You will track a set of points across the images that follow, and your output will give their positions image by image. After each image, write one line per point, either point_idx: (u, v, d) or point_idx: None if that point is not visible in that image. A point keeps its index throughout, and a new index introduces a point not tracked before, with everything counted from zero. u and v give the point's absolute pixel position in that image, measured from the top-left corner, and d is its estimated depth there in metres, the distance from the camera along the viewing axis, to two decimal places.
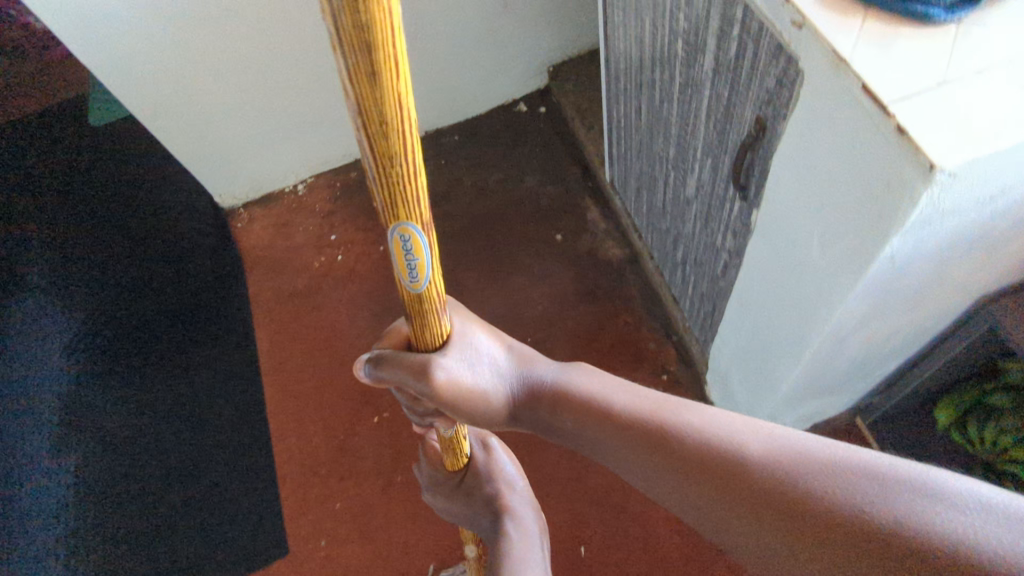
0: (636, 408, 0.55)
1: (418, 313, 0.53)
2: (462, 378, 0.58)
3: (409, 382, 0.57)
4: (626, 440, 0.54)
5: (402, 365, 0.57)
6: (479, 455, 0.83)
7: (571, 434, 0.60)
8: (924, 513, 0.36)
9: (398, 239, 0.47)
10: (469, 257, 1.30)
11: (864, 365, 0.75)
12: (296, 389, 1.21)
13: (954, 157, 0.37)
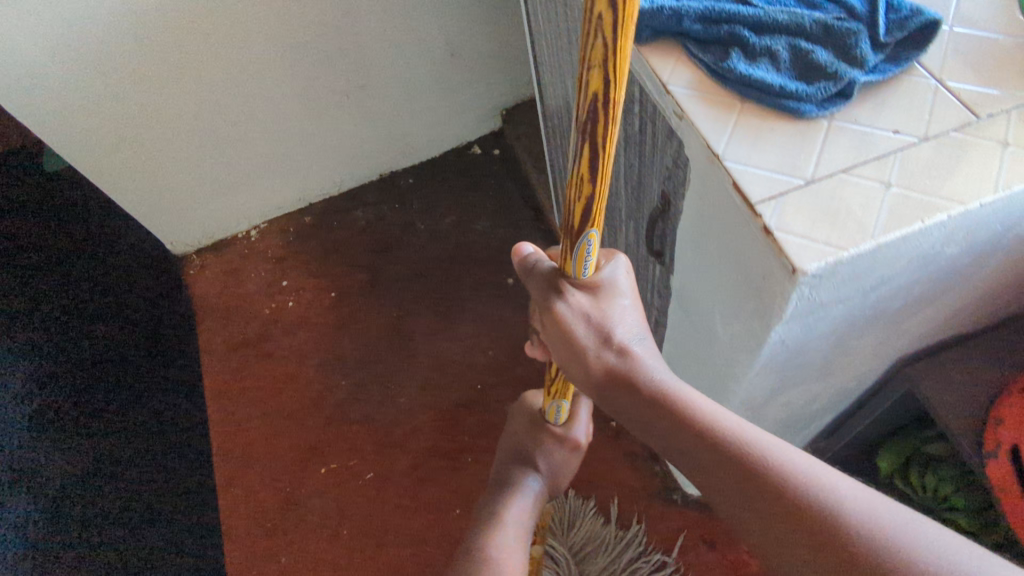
0: (770, 447, 0.45)
1: (568, 248, 0.49)
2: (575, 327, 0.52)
3: (538, 300, 0.55)
4: (749, 477, 0.45)
5: (547, 275, 0.53)
6: (562, 446, 0.79)
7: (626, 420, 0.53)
8: None
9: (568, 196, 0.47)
10: (421, 303, 1.29)
11: (792, 421, 0.76)
12: (243, 441, 1.19)
13: (814, 259, 0.37)
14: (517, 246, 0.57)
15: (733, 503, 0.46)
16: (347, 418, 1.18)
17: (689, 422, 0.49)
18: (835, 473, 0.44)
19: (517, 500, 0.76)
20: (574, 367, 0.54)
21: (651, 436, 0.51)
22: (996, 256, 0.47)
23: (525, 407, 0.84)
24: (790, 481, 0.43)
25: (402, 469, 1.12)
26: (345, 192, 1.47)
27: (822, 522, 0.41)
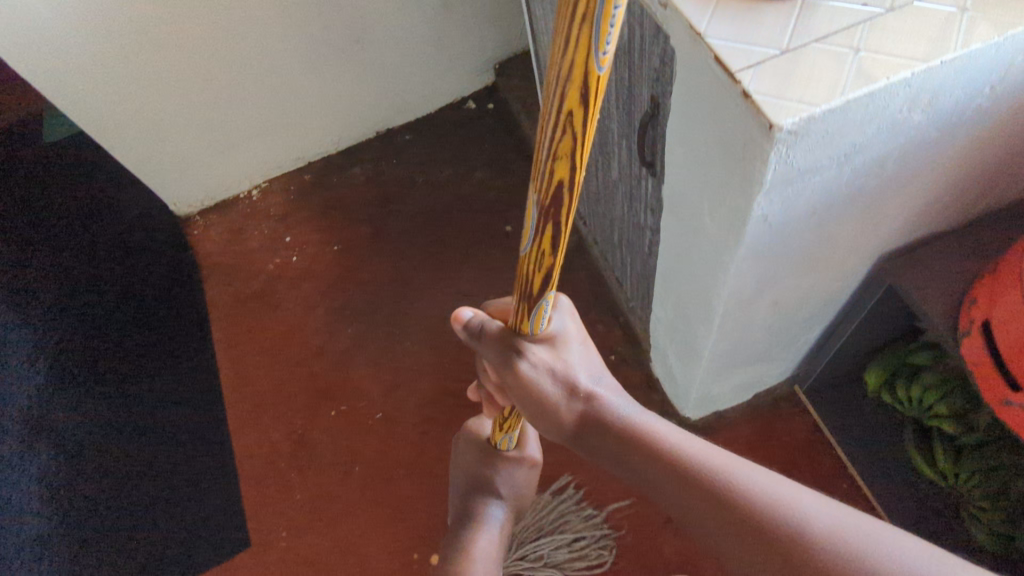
0: (698, 454, 0.56)
1: (524, 306, 0.57)
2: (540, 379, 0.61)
3: (497, 362, 0.63)
4: (686, 484, 0.55)
5: (497, 334, 0.63)
6: (519, 463, 0.87)
7: (599, 452, 0.63)
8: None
9: (526, 266, 0.53)
10: (421, 253, 1.32)
11: (781, 328, 0.80)
12: (255, 388, 1.22)
13: (790, 114, 0.41)
14: (456, 313, 0.67)
15: (678, 506, 0.56)
16: (355, 363, 1.22)
17: (638, 444, 0.59)
18: (748, 466, 0.54)
19: (482, 534, 0.84)
20: (537, 414, 0.64)
21: (618, 465, 0.61)
22: (965, 128, 0.51)
23: (469, 440, 0.91)
24: (713, 480, 0.54)
25: (409, 409, 1.16)
26: (342, 151, 1.50)
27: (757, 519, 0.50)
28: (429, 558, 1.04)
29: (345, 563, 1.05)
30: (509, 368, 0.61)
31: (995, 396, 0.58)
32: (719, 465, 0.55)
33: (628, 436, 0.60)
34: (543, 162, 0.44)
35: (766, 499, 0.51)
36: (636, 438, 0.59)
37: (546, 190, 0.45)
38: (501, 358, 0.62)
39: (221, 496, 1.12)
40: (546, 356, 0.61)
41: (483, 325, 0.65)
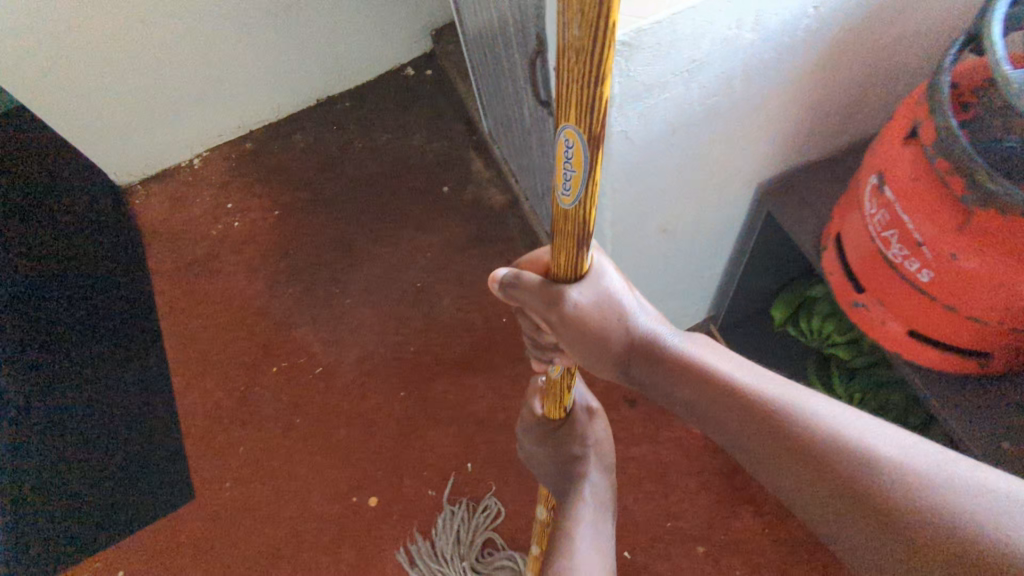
0: (753, 385, 0.46)
1: (564, 249, 0.44)
2: (591, 317, 0.49)
3: (540, 311, 0.51)
4: (742, 420, 0.44)
5: (540, 285, 0.49)
6: (581, 416, 0.74)
7: (663, 397, 0.52)
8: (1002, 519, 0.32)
9: (576, 214, 0.40)
10: (361, 215, 1.35)
11: (680, 259, 0.85)
12: (199, 349, 1.26)
13: (619, 26, 0.46)
14: (492, 274, 0.54)
15: (739, 446, 0.45)
16: (296, 322, 1.26)
17: (691, 379, 0.49)
18: (816, 397, 0.43)
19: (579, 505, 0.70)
20: (585, 355, 0.53)
21: (676, 405, 0.51)
22: (804, 49, 0.56)
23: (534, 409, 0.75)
24: (770, 415, 0.43)
25: (350, 362, 1.20)
26: (284, 119, 1.52)
27: (816, 452, 0.39)
28: (367, 500, 1.08)
29: (285, 510, 1.09)
30: (553, 318, 0.50)
31: (847, 300, 0.64)
32: (775, 396, 0.44)
33: (675, 371, 0.50)
34: (582, 89, 0.32)
35: (836, 432, 0.39)
36: (689, 373, 0.49)
37: (596, 115, 0.33)
38: (549, 311, 0.50)
39: (166, 450, 1.15)
40: (598, 300, 0.49)
41: (519, 277, 0.51)
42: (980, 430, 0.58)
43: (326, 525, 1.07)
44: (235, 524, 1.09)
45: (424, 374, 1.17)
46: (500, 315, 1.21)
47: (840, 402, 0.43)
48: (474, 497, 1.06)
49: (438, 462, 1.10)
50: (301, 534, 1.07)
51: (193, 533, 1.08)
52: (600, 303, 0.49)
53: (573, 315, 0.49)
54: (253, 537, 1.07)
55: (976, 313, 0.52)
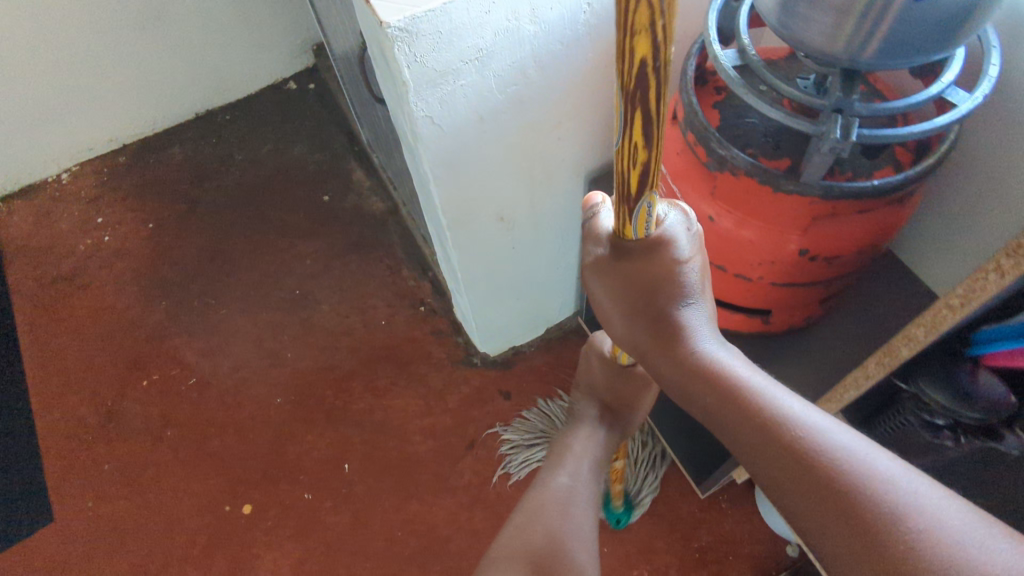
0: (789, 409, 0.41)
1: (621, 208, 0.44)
2: (628, 285, 0.48)
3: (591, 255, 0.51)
4: (773, 446, 0.40)
5: (604, 242, 0.50)
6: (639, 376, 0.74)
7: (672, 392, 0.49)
8: None
9: (619, 164, 0.40)
10: (240, 226, 1.35)
11: (529, 249, 0.89)
12: (62, 367, 1.21)
13: (396, 14, 0.49)
14: (588, 194, 0.52)
15: (752, 465, 0.42)
16: (169, 336, 1.23)
17: (715, 388, 0.45)
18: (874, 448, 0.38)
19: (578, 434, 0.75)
20: (614, 327, 0.52)
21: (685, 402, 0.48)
22: (589, 42, 0.62)
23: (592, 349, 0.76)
24: (813, 457, 0.38)
25: (224, 372, 1.19)
26: (160, 132, 1.50)
27: (848, 502, 0.36)
28: (241, 508, 1.06)
29: (151, 526, 1.06)
30: (598, 270, 0.50)
31: None
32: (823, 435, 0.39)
33: (699, 370, 0.46)
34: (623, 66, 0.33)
35: (876, 483, 0.36)
36: (713, 384, 0.45)
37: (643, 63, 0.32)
38: (600, 261, 0.50)
39: (24, 471, 1.11)
40: (659, 274, 0.47)
41: (595, 218, 0.51)
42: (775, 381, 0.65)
43: (197, 537, 1.04)
44: (97, 543, 1.05)
45: (302, 381, 1.17)
46: (380, 318, 1.22)
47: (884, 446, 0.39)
48: (351, 499, 1.06)
49: (315, 465, 1.09)
50: (170, 548, 1.04)
51: (51, 555, 1.04)
52: (644, 273, 0.47)
53: (619, 271, 0.48)
54: (116, 555, 1.03)
55: (743, 271, 0.58)
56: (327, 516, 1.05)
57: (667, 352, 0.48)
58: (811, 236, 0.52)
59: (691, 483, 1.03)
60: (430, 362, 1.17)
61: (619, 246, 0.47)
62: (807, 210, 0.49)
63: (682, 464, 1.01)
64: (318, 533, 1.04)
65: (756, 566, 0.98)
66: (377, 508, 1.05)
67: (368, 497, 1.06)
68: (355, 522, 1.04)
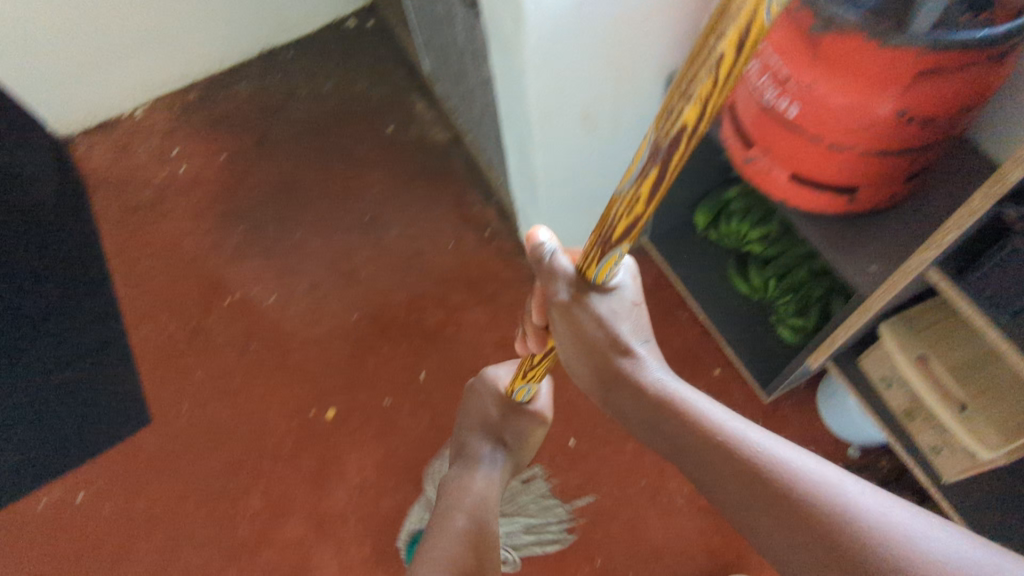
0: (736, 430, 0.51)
1: (597, 243, 0.48)
2: (586, 323, 0.53)
3: (547, 292, 0.54)
4: (741, 472, 0.48)
5: (565, 285, 0.52)
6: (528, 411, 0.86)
7: (632, 421, 0.57)
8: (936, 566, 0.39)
9: (615, 207, 0.44)
10: (307, 157, 1.40)
11: (604, 148, 0.93)
12: (150, 287, 1.28)
13: None
14: (529, 230, 0.52)
15: (710, 476, 0.50)
16: (247, 259, 1.30)
17: (673, 414, 0.54)
18: (810, 459, 0.48)
19: (481, 472, 0.84)
20: (577, 369, 0.59)
21: (646, 430, 0.56)
22: None
23: (484, 387, 0.87)
24: (769, 470, 0.47)
25: (301, 291, 1.25)
26: (227, 69, 1.55)
27: (790, 494, 0.45)
28: (325, 413, 1.13)
29: (243, 429, 1.13)
30: (557, 306, 0.53)
31: (741, 157, 0.73)
32: (784, 459, 0.47)
33: (656, 399, 0.55)
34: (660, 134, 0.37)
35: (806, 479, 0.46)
36: (669, 409, 0.54)
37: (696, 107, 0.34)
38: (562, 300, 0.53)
39: (122, 378, 1.19)
40: (615, 316, 0.54)
41: (551, 261, 0.52)
42: (866, 254, 0.69)
43: (285, 438, 1.12)
44: (195, 442, 1.13)
45: (375, 299, 1.23)
46: (448, 241, 1.27)
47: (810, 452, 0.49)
48: (428, 405, 1.12)
49: (393, 375, 1.16)
50: (261, 449, 1.12)
51: (155, 453, 1.12)
52: (604, 315, 0.53)
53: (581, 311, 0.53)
54: (214, 453, 1.12)
55: (836, 139, 0.61)
56: (406, 421, 1.12)
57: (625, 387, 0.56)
58: (909, 96, 0.54)
59: (755, 388, 1.06)
60: (498, 280, 1.22)
61: (586, 291, 0.52)
62: (910, 67, 0.52)
63: (745, 368, 1.06)
64: (399, 437, 1.10)
65: None
66: (452, 413, 1.11)
67: (444, 404, 1.12)
68: (433, 426, 1.11)
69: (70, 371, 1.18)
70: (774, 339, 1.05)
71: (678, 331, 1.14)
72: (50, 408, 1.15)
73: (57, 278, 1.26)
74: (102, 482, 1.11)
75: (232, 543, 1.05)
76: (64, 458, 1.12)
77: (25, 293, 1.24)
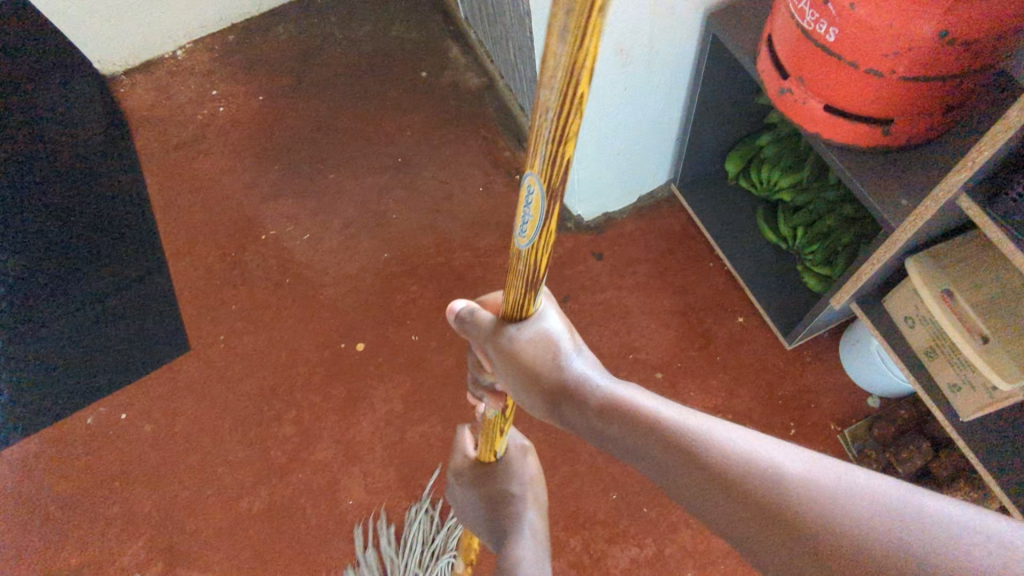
0: (690, 429, 0.43)
1: (512, 287, 0.46)
2: (522, 354, 0.48)
3: (481, 343, 0.52)
4: (711, 485, 0.40)
5: (491, 326, 0.50)
6: (514, 456, 0.74)
7: (581, 436, 0.48)
8: (936, 553, 0.33)
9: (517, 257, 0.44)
10: (342, 100, 1.42)
11: (638, 85, 0.94)
12: (189, 221, 1.32)
13: None
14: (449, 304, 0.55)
15: (677, 492, 0.42)
16: (283, 197, 1.33)
17: (622, 422, 0.45)
18: (769, 444, 0.41)
19: (519, 539, 0.66)
20: (520, 402, 0.50)
21: (597, 444, 0.47)
22: None
23: (455, 473, 0.78)
24: (736, 472, 0.40)
25: (334, 230, 1.28)
26: (266, 13, 1.57)
27: (765, 499, 0.38)
28: (355, 346, 1.17)
29: (277, 358, 1.18)
30: (494, 345, 0.49)
31: (775, 90, 0.73)
32: (749, 451, 0.40)
33: (605, 408, 0.46)
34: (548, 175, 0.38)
35: (776, 471, 0.39)
36: (618, 414, 0.45)
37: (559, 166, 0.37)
38: (494, 344, 0.50)
39: (163, 308, 1.24)
40: (539, 341, 0.48)
41: (472, 313, 0.53)
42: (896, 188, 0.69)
43: (317, 368, 1.16)
44: (231, 369, 1.18)
45: (405, 239, 1.25)
46: (478, 185, 1.29)
47: (764, 435, 0.42)
48: (454, 342, 1.15)
49: (421, 312, 1.19)
50: (292, 377, 1.16)
51: (193, 378, 1.18)
52: (538, 341, 0.48)
53: (514, 349, 0.48)
54: (248, 380, 1.17)
55: (872, 66, 0.61)
56: (433, 356, 1.15)
57: (569, 403, 0.47)
58: (949, 19, 0.54)
59: (778, 335, 1.06)
60: None
61: (509, 330, 0.48)
62: None
63: (768, 316, 1.07)
64: (425, 371, 1.14)
65: (835, 412, 1.01)
66: None
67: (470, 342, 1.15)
68: (458, 362, 1.14)
69: (120, 293, 1.24)
70: (800, 288, 1.06)
71: (704, 278, 1.14)
72: (101, 325, 1.21)
73: (105, 207, 1.32)
74: (143, 403, 1.16)
75: (265, 464, 1.10)
76: (113, 371, 1.18)
77: (77, 218, 1.30)
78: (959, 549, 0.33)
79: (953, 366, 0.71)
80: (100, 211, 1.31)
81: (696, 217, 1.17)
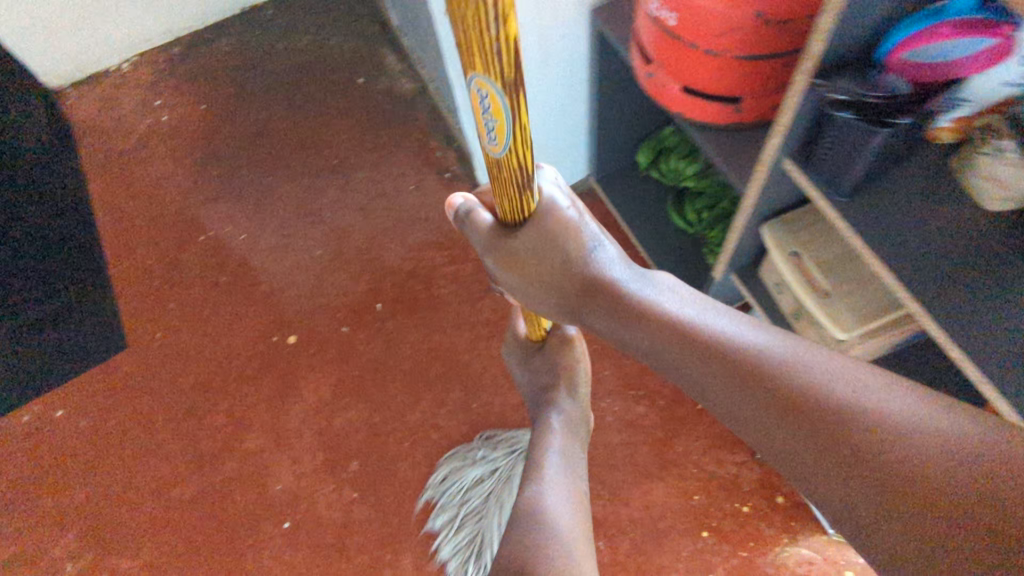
0: (696, 319, 0.52)
1: (503, 183, 0.48)
2: (523, 253, 0.55)
3: (480, 245, 0.57)
4: (704, 359, 0.50)
5: (487, 226, 0.55)
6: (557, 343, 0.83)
7: (602, 329, 0.58)
8: (887, 411, 0.41)
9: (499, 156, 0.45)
10: (282, 106, 1.47)
11: (537, 80, 0.99)
12: (129, 225, 1.36)
13: None
14: (448, 199, 0.58)
15: (677, 370, 0.52)
16: (222, 199, 1.37)
17: (638, 314, 0.54)
18: (765, 333, 0.49)
19: (553, 439, 0.76)
20: (539, 296, 0.60)
21: (613, 334, 0.57)
22: None
23: (517, 342, 0.90)
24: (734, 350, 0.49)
25: (271, 229, 1.33)
26: (211, 27, 1.62)
27: (750, 371, 0.47)
28: (287, 339, 1.21)
29: (211, 353, 1.21)
30: (498, 246, 0.55)
31: (643, 73, 0.78)
32: (754, 344, 0.49)
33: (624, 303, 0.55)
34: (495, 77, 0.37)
35: (765, 351, 0.48)
36: (634, 305, 0.54)
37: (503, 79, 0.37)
38: (496, 245, 0.55)
39: (99, 307, 1.26)
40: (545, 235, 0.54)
41: (470, 212, 0.57)
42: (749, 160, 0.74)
43: (250, 360, 1.20)
44: (166, 365, 1.21)
45: (338, 236, 1.30)
46: (410, 183, 1.34)
47: (766, 325, 0.51)
48: (383, 331, 1.20)
49: (352, 305, 1.23)
50: (226, 370, 1.19)
51: (129, 373, 1.21)
52: (542, 238, 0.54)
53: (516, 248, 0.55)
54: (182, 374, 1.20)
55: (711, 45, 0.66)
56: (363, 346, 1.19)
57: (591, 295, 0.57)
58: None
59: None
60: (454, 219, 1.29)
61: (509, 229, 0.54)
62: None
63: None
64: (355, 360, 1.18)
65: None
66: (404, 339, 1.19)
67: (398, 331, 1.19)
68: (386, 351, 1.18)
69: (56, 293, 1.26)
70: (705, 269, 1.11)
71: None
72: (36, 325, 1.24)
73: (43, 211, 1.34)
74: (79, 398, 1.19)
75: (197, 454, 1.13)
76: (48, 369, 1.20)
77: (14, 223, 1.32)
78: (907, 411, 0.40)
79: (814, 326, 0.75)
80: (37, 215, 1.33)
81: (613, 207, 1.23)
